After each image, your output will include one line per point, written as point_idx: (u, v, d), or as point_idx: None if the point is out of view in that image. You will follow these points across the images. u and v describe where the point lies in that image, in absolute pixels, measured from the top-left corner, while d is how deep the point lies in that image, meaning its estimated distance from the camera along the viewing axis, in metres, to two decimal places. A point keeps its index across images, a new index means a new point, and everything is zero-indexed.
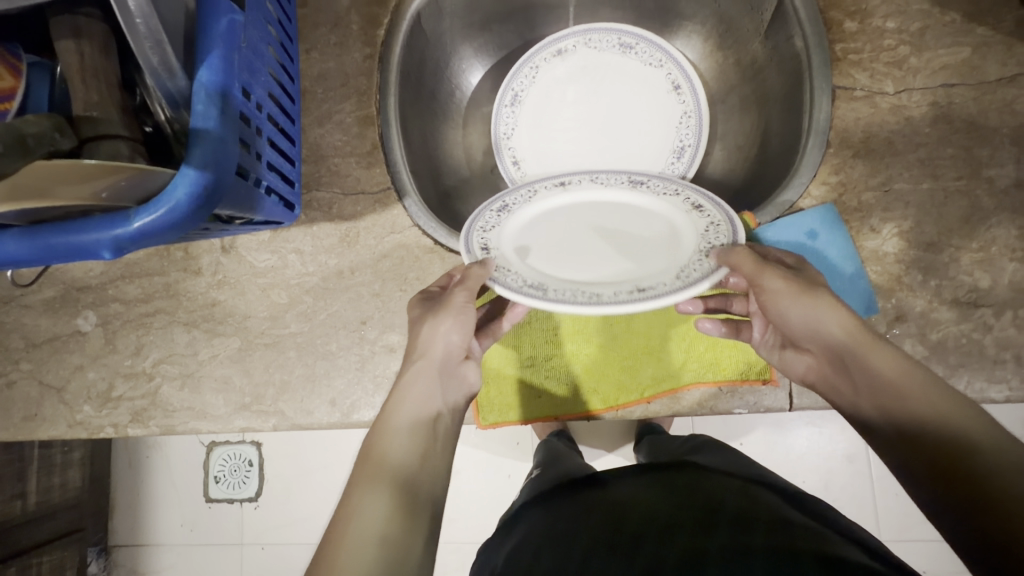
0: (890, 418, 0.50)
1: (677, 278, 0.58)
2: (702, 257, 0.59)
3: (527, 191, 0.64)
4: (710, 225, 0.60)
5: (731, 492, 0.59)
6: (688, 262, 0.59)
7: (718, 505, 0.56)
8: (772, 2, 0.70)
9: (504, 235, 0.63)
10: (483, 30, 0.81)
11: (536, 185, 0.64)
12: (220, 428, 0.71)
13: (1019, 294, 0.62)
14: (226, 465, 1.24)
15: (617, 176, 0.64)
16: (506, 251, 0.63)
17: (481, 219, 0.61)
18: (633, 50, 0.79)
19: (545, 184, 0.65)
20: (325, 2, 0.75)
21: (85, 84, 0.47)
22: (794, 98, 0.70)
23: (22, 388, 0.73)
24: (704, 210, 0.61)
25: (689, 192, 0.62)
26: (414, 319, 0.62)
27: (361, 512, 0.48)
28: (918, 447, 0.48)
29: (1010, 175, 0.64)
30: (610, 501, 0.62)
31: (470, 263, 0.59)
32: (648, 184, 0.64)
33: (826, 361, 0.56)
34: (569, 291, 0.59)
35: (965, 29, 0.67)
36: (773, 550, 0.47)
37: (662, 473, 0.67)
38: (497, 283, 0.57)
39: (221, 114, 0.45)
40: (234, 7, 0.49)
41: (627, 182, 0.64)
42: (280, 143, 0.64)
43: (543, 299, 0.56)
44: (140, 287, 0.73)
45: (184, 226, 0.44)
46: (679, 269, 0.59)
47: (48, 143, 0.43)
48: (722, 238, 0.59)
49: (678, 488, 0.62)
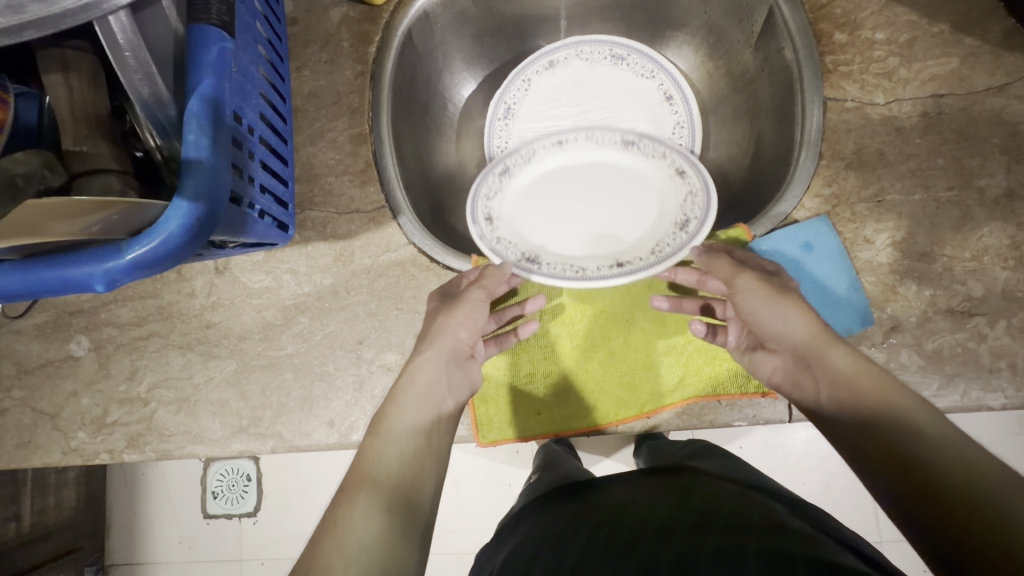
0: (854, 416, 0.51)
1: (652, 252, 0.67)
2: (677, 232, 0.66)
3: (526, 152, 0.70)
4: (689, 194, 0.67)
5: (724, 495, 0.59)
6: (663, 235, 0.67)
7: (710, 507, 0.56)
8: (762, 14, 0.71)
9: (506, 197, 0.70)
10: (474, 44, 0.81)
11: (535, 145, 0.70)
12: (218, 451, 0.70)
13: (1012, 302, 0.63)
14: (224, 481, 1.23)
15: (611, 135, 0.70)
16: (507, 214, 0.70)
17: (484, 186, 0.68)
18: (625, 61, 0.80)
19: (544, 142, 0.71)
20: (316, 20, 0.74)
21: (74, 118, 0.47)
22: (784, 109, 0.71)
23: (14, 415, 0.72)
24: (687, 176, 0.68)
25: (676, 158, 0.68)
26: (431, 312, 0.63)
27: (353, 521, 0.47)
28: (876, 445, 0.48)
29: (1000, 184, 0.65)
30: (601, 506, 0.62)
31: (473, 228, 0.66)
32: (639, 144, 0.70)
33: (790, 362, 0.57)
34: (562, 266, 0.67)
35: (953, 39, 0.67)
36: (764, 549, 0.46)
37: (658, 476, 0.67)
38: (499, 257, 0.65)
39: (213, 142, 0.44)
40: (225, 34, 0.48)
41: (621, 141, 0.70)
42: (273, 164, 0.64)
43: (540, 273, 0.65)
44: (133, 310, 0.72)
45: (179, 255, 0.43)
46: (655, 242, 0.67)
47: (38, 180, 0.42)
48: (697, 207, 0.66)
49: (671, 491, 0.62)
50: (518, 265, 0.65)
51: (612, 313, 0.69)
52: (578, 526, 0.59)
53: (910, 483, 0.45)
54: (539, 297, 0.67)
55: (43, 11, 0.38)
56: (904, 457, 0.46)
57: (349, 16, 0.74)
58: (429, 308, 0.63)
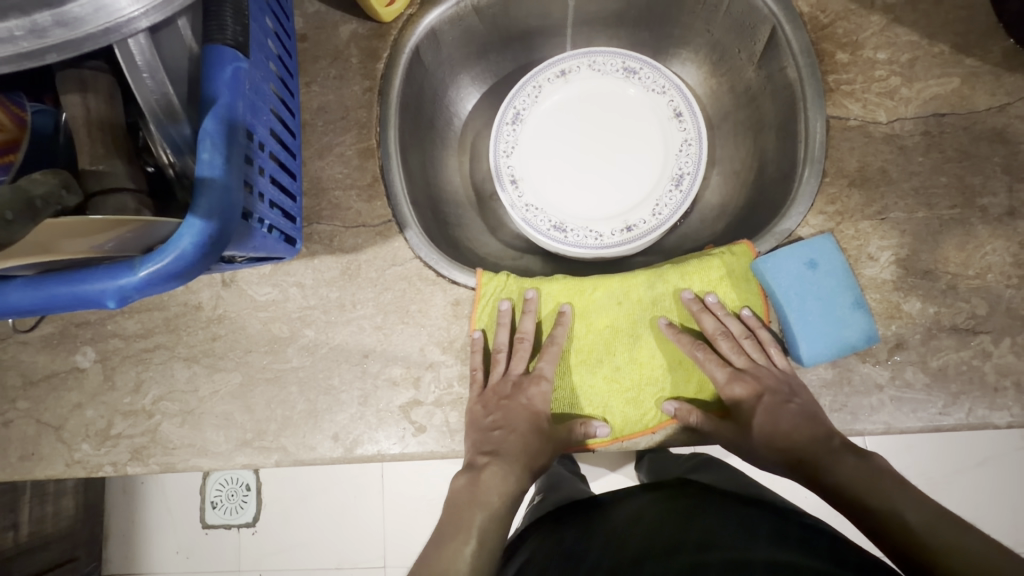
0: (782, 461, 0.59)
1: (654, 212, 0.79)
2: (673, 187, 0.79)
3: (533, 90, 0.82)
4: (685, 142, 0.80)
5: (728, 511, 0.59)
6: (662, 192, 0.80)
7: (716, 524, 0.55)
8: (765, 32, 0.72)
9: (521, 137, 0.82)
10: (480, 58, 0.83)
11: (540, 81, 0.82)
12: (222, 464, 0.70)
13: (1016, 321, 0.63)
14: (223, 491, 1.23)
15: (613, 65, 0.81)
16: (525, 162, 0.82)
17: (502, 141, 0.81)
18: (637, 74, 0.81)
19: (548, 78, 0.82)
20: (325, 35, 0.75)
21: (91, 137, 0.48)
22: (788, 126, 0.72)
23: (19, 426, 0.72)
24: (684, 119, 0.80)
25: (674, 97, 0.80)
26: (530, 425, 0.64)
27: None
28: (814, 488, 0.57)
29: (1003, 204, 0.65)
30: (607, 526, 0.62)
31: (496, 179, 0.80)
32: (640, 75, 0.81)
33: (734, 430, 0.63)
34: (583, 233, 0.80)
35: (954, 60, 0.68)
36: (773, 562, 0.47)
37: (668, 491, 0.67)
38: (529, 226, 0.78)
39: (226, 161, 0.45)
40: (239, 54, 0.49)
41: (623, 70, 0.81)
42: (281, 179, 0.64)
43: (564, 241, 0.78)
44: (140, 322, 0.72)
45: (190, 273, 0.44)
46: (655, 199, 0.80)
47: (56, 200, 0.42)
48: (692, 153, 0.79)
49: (678, 507, 0.62)
50: (546, 234, 0.78)
51: (617, 329, 0.69)
52: (585, 546, 0.59)
53: (858, 522, 0.53)
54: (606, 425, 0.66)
55: (65, 35, 0.39)
56: (844, 495, 0.55)
57: (358, 32, 0.75)
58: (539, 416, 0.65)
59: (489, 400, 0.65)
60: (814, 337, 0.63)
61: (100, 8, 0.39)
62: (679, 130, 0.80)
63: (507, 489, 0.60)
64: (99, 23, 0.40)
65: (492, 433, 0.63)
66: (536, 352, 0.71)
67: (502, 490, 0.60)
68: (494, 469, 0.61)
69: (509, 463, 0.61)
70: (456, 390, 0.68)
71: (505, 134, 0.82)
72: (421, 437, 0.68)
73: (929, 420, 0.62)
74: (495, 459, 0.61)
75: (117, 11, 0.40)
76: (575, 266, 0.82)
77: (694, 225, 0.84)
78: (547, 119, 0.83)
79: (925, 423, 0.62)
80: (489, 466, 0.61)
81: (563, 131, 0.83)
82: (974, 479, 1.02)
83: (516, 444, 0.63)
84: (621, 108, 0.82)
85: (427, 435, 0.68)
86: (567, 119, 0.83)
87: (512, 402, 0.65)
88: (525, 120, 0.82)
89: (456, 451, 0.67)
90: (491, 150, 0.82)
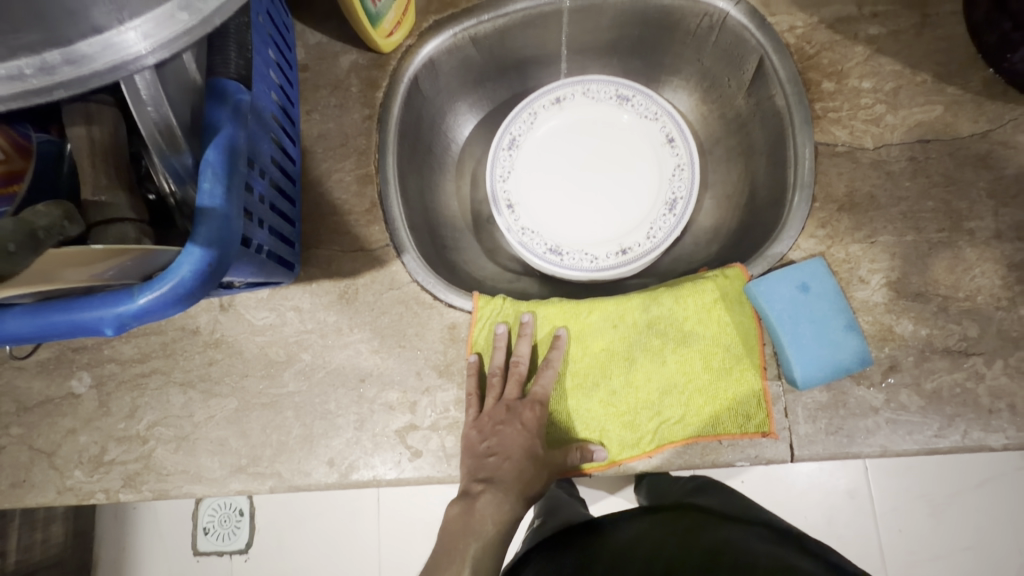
0: None
1: (649, 235, 0.80)
2: (667, 211, 0.81)
3: (528, 116, 0.83)
4: (678, 167, 0.81)
5: (730, 533, 0.59)
6: (656, 215, 0.81)
7: (719, 546, 0.55)
8: (752, 62, 0.75)
9: (517, 163, 0.84)
10: (477, 86, 0.86)
11: (536, 108, 0.83)
12: (215, 491, 0.69)
13: (1007, 343, 0.64)
14: (216, 516, 1.21)
15: (607, 92, 0.83)
16: (520, 187, 0.84)
17: (499, 166, 0.83)
18: (630, 101, 0.83)
19: (543, 105, 0.84)
20: (326, 66, 0.77)
21: (94, 168, 0.49)
22: (778, 151, 0.74)
23: (11, 453, 0.71)
24: (676, 145, 0.81)
25: (667, 124, 0.82)
26: (526, 448, 0.64)
27: None
28: None
29: (989, 227, 0.66)
30: (610, 547, 0.62)
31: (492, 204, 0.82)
32: (633, 102, 0.83)
33: None
34: (579, 255, 0.81)
35: (936, 88, 0.70)
36: None
37: (665, 514, 0.66)
38: (525, 249, 0.79)
39: (227, 190, 0.45)
40: (242, 86, 0.50)
41: (617, 98, 0.83)
42: (280, 205, 0.65)
43: (560, 265, 0.79)
44: (137, 347, 0.72)
45: (188, 301, 0.44)
46: (650, 223, 0.81)
47: (58, 232, 0.43)
48: (685, 177, 0.81)
49: (677, 528, 0.62)
50: (543, 257, 0.79)
51: (613, 352, 0.69)
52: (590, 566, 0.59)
53: None
54: (602, 448, 0.65)
55: (73, 72, 0.38)
56: None
57: (358, 63, 0.77)
58: (535, 441, 0.64)
59: (485, 425, 0.64)
60: (809, 361, 0.63)
61: (109, 45, 0.38)
62: (672, 155, 0.82)
63: (502, 517, 0.60)
64: (107, 60, 0.39)
65: (487, 459, 0.62)
66: (532, 374, 0.71)
67: (497, 517, 0.60)
68: (488, 497, 0.60)
69: (504, 490, 0.61)
70: (452, 414, 0.68)
71: (502, 159, 0.83)
72: (417, 462, 0.67)
73: (925, 443, 0.62)
74: (490, 486, 0.61)
75: (126, 49, 0.39)
76: (571, 289, 0.83)
77: (688, 247, 0.85)
78: (542, 144, 0.85)
79: (921, 445, 0.62)
80: (483, 493, 0.61)
81: (557, 156, 0.85)
82: (971, 501, 1.01)
83: (511, 471, 0.62)
84: (614, 133, 0.84)
85: (423, 460, 0.67)
86: (561, 143, 0.85)
87: (508, 426, 0.64)
88: (521, 146, 0.84)
89: (452, 476, 0.66)
90: (487, 176, 0.84)
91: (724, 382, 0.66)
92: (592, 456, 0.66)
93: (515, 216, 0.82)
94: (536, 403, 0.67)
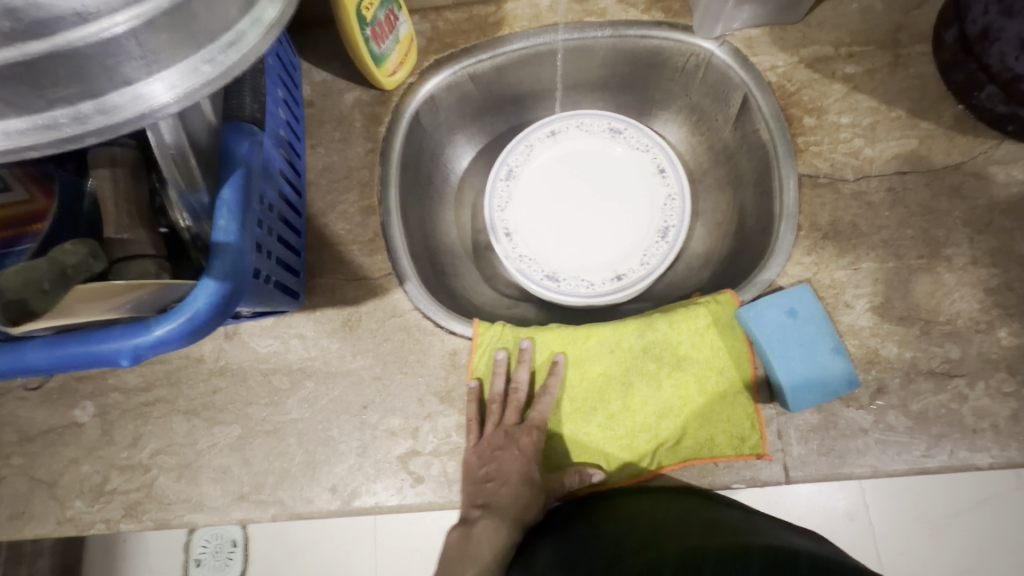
0: None
1: (642, 261, 0.83)
2: (660, 239, 0.84)
3: (525, 148, 0.87)
4: (669, 197, 0.85)
5: (726, 510, 0.60)
6: (649, 243, 0.84)
7: (716, 521, 0.56)
8: (737, 98, 0.80)
9: (513, 192, 0.87)
10: (475, 120, 0.90)
11: (532, 140, 0.87)
12: (216, 519, 0.69)
13: (988, 364, 0.66)
14: (208, 547, 1.19)
15: (600, 126, 0.87)
16: (517, 216, 0.86)
17: (497, 196, 0.86)
18: (622, 134, 0.87)
19: (539, 138, 0.87)
20: (331, 102, 0.80)
21: (117, 209, 0.51)
22: (764, 181, 0.78)
23: (11, 484, 0.72)
24: (667, 176, 0.85)
25: (658, 155, 0.86)
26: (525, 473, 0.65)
27: None
28: None
29: (966, 253, 0.69)
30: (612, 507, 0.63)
31: (490, 233, 0.84)
32: (625, 134, 0.87)
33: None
34: (575, 282, 0.83)
35: (910, 123, 0.74)
36: (769, 547, 0.48)
37: (666, 494, 0.65)
38: (523, 276, 0.81)
39: (241, 226, 0.48)
40: (257, 128, 0.53)
41: (610, 131, 0.87)
42: (286, 236, 0.67)
43: (557, 291, 0.81)
44: (141, 376, 0.73)
45: (201, 332, 0.46)
46: (643, 250, 0.84)
47: (86, 269, 0.46)
48: (676, 206, 0.84)
49: (676, 498, 0.63)
50: (540, 283, 0.81)
51: (610, 376, 0.71)
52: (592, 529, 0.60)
53: None
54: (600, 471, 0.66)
55: (105, 120, 0.41)
56: None
57: (361, 99, 0.80)
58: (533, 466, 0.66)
59: (485, 451, 0.66)
60: (799, 382, 0.65)
61: (137, 96, 0.41)
62: (663, 185, 0.86)
63: (499, 543, 0.62)
64: (135, 109, 0.41)
65: (485, 484, 0.64)
66: (531, 400, 0.73)
67: (495, 543, 0.62)
68: (485, 522, 0.62)
69: (501, 515, 0.63)
70: (453, 439, 0.69)
71: (499, 190, 0.87)
72: (419, 487, 0.68)
73: (914, 463, 0.64)
74: (487, 512, 0.63)
75: (152, 99, 0.41)
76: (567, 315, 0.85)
77: (681, 273, 0.88)
78: (538, 175, 0.88)
79: (910, 465, 0.64)
80: (481, 519, 0.63)
81: (552, 186, 0.88)
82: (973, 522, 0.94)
83: (507, 496, 0.64)
84: (607, 164, 0.88)
85: (425, 486, 0.68)
86: (556, 174, 0.88)
87: (506, 452, 0.65)
88: (518, 176, 0.87)
89: (453, 502, 0.67)
90: (486, 206, 0.86)
91: (719, 405, 0.68)
92: (592, 480, 0.67)
93: (512, 244, 0.84)
94: (535, 427, 0.68)
